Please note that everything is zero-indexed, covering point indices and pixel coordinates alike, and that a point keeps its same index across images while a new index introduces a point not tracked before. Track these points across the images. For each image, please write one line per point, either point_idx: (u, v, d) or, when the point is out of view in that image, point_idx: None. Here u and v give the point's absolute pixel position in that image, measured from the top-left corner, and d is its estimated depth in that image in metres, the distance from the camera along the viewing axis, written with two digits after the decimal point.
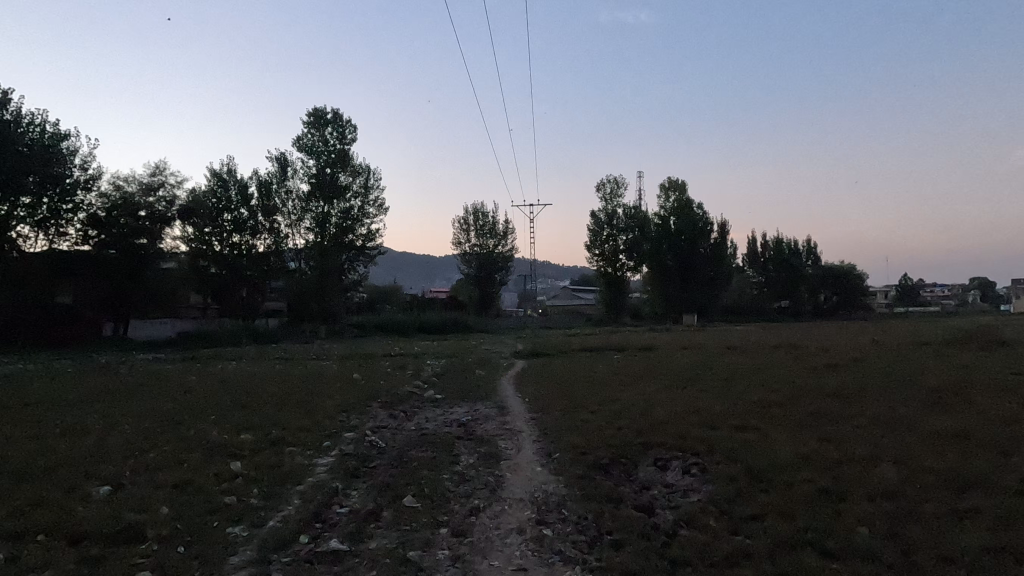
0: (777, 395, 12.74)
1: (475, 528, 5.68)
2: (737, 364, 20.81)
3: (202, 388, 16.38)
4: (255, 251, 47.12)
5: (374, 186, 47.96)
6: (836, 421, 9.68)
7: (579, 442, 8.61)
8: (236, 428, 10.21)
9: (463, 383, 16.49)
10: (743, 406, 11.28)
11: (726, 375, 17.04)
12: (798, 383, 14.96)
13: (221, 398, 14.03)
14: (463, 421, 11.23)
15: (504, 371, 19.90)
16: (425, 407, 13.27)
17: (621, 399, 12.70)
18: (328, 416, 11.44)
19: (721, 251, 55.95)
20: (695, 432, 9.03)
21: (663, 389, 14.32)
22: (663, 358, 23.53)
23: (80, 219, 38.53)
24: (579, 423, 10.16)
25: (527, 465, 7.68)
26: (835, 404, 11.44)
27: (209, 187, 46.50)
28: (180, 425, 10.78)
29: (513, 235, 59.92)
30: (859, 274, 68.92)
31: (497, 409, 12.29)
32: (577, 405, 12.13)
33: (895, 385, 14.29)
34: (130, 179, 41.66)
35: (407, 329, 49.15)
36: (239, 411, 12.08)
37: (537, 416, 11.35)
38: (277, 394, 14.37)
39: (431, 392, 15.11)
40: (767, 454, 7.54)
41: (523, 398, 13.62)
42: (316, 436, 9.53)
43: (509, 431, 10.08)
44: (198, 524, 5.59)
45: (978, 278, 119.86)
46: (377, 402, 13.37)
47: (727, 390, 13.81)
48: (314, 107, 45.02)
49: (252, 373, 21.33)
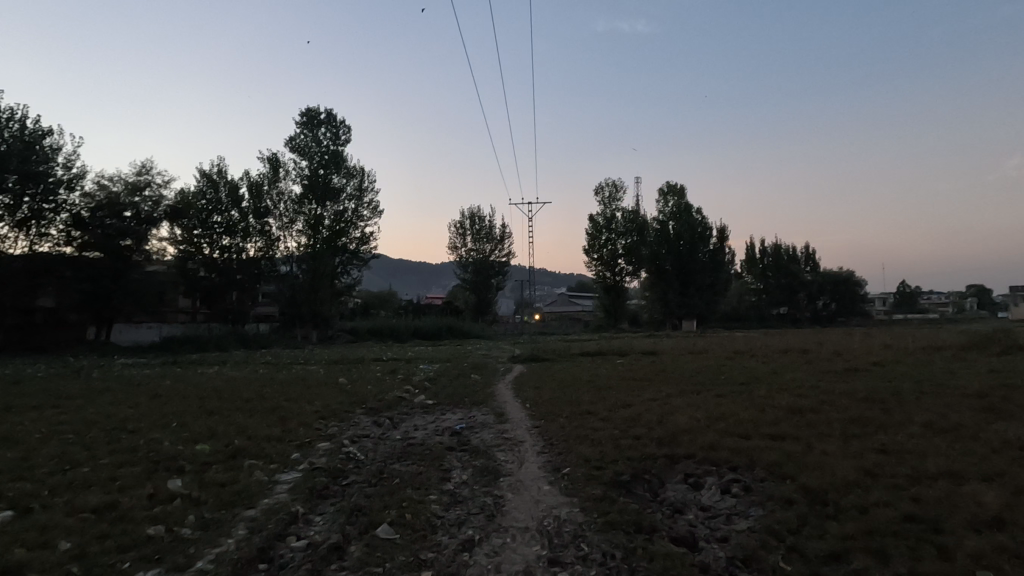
0: (805, 400, 11.51)
1: (468, 571, 4.37)
2: (750, 368, 19.63)
3: (174, 394, 15.02)
4: (246, 255, 45.75)
5: (369, 188, 46.67)
6: (886, 430, 8.45)
7: (591, 455, 7.33)
8: (193, 439, 8.86)
9: (458, 388, 15.20)
10: (773, 413, 10.03)
11: (743, 380, 15.81)
12: (823, 387, 13.73)
13: (190, 405, 12.68)
14: (456, 429, 9.92)
15: (502, 376, 18.61)
16: (415, 413, 11.96)
17: (633, 405, 11.42)
18: (303, 424, 10.12)
19: (721, 257, 54.93)
20: (726, 442, 7.76)
21: (677, 394, 13.04)
22: (669, 363, 22.28)
23: (62, 219, 36.80)
24: (589, 432, 8.87)
25: (532, 483, 6.36)
26: (874, 410, 10.22)
27: (198, 188, 45.08)
28: (132, 434, 9.41)
29: (510, 239, 58.65)
30: (858, 280, 67.81)
31: (494, 416, 10.97)
32: (584, 412, 10.84)
33: (933, 388, 13.06)
34: (114, 179, 39.67)
35: (402, 335, 47.79)
36: (205, 418, 10.72)
37: (540, 424, 10.03)
38: (252, 400, 13.01)
39: (422, 397, 13.78)
40: (821, 469, 6.27)
41: (524, 404, 12.33)
42: (285, 447, 8.21)
43: (510, 440, 8.80)
44: (105, 568, 4.27)
45: (974, 285, 119.26)
46: (362, 408, 12.03)
47: (749, 395, 12.56)
48: (308, 106, 43.71)
49: (232, 378, 19.90)
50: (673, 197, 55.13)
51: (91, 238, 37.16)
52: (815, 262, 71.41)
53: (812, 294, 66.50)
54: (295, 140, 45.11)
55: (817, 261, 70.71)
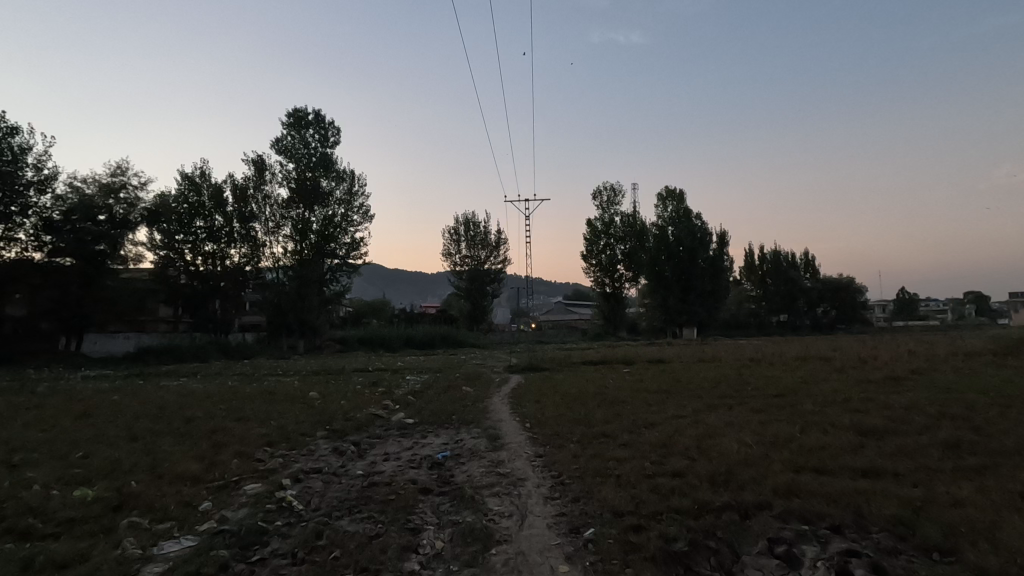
0: (870, 417, 9.40)
1: None
2: (776, 377, 17.60)
3: (113, 411, 12.76)
4: (229, 262, 43.54)
5: (360, 192, 44.45)
6: (1011, 461, 6.33)
7: (621, 507, 5.17)
8: (84, 478, 6.63)
9: (445, 403, 13.01)
10: (841, 435, 7.87)
11: (776, 392, 13.71)
12: (875, 400, 11.66)
13: (117, 426, 10.45)
14: (436, 461, 7.74)
15: (497, 388, 16.49)
16: (389, 435, 9.76)
17: (656, 427, 9.25)
18: (239, 453, 7.87)
19: (722, 263, 52.44)
20: (807, 482, 5.59)
21: (705, 410, 10.88)
22: (682, 373, 20.08)
23: (31, 222, 34.26)
24: (610, 467, 6.72)
25: (540, 561, 4.21)
26: (964, 430, 8.17)
27: (179, 190, 42.66)
28: (9, 470, 7.17)
29: (505, 245, 56.48)
30: (857, 287, 65.90)
31: (487, 441, 8.70)
32: (599, 435, 8.69)
33: (1012, 400, 10.95)
34: (87, 179, 37.40)
35: (393, 345, 45.44)
36: (123, 446, 8.51)
37: (546, 450, 7.89)
38: (194, 420, 10.77)
39: (400, 415, 11.56)
40: (980, 537, 4.10)
41: (522, 423, 10.16)
42: (196, 492, 5.96)
43: (508, 476, 6.64)
44: None
45: (971, 293, 117.34)
46: (325, 430, 9.80)
47: (792, 411, 10.48)
48: (294, 107, 41.51)
49: (194, 391, 17.63)
50: (673, 202, 53.09)
51: (62, 243, 34.74)
52: (815, 269, 69.74)
53: (812, 300, 64.56)
54: (282, 141, 42.93)
55: (817, 267, 68.88)
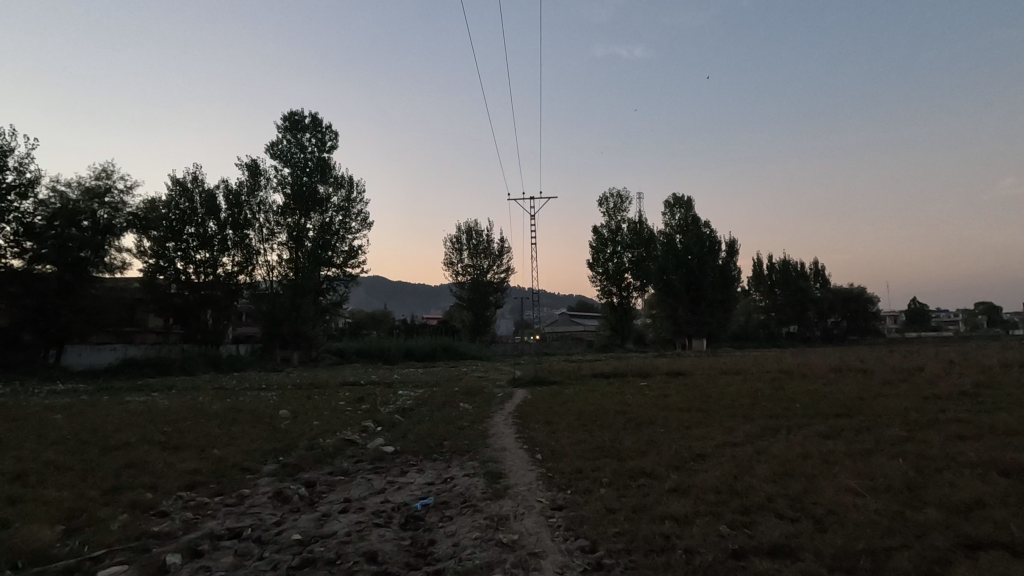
0: (996, 447, 7.10)
1: None
2: (823, 392, 15.29)
3: (33, 435, 10.44)
4: (222, 271, 41.27)
5: (358, 198, 42.45)
6: None
7: None
8: None
9: (435, 425, 10.63)
10: (982, 478, 5.64)
11: (837, 410, 11.48)
12: (972, 421, 9.40)
13: (19, 458, 8.18)
14: (414, 517, 5.43)
15: (501, 405, 14.22)
16: (356, 471, 7.40)
17: (710, 461, 6.98)
18: (139, 504, 5.62)
19: (732, 272, 50.19)
20: None
21: (763, 438, 8.57)
22: (710, 387, 17.72)
23: (11, 228, 32.24)
24: (668, 534, 4.44)
25: None
26: None
27: (169, 196, 40.62)
28: None
29: (508, 254, 54.27)
30: (870, 297, 62.87)
31: (485, 482, 6.43)
32: (636, 473, 6.44)
33: None
34: (71, 183, 35.44)
35: (392, 357, 43.14)
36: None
37: (569, 499, 5.59)
38: (118, 451, 8.49)
39: (380, 442, 9.24)
40: None
41: (532, 454, 7.86)
42: None
43: (513, 550, 4.37)
44: None
45: (984, 303, 113.65)
46: (275, 465, 7.50)
47: (880, 438, 8.18)
48: (291, 110, 39.62)
49: (152, 409, 15.33)
50: (680, 209, 50.97)
51: (44, 249, 32.55)
52: (825, 279, 67.28)
53: (823, 311, 61.54)
54: (277, 146, 40.98)
55: (827, 276, 66.43)
